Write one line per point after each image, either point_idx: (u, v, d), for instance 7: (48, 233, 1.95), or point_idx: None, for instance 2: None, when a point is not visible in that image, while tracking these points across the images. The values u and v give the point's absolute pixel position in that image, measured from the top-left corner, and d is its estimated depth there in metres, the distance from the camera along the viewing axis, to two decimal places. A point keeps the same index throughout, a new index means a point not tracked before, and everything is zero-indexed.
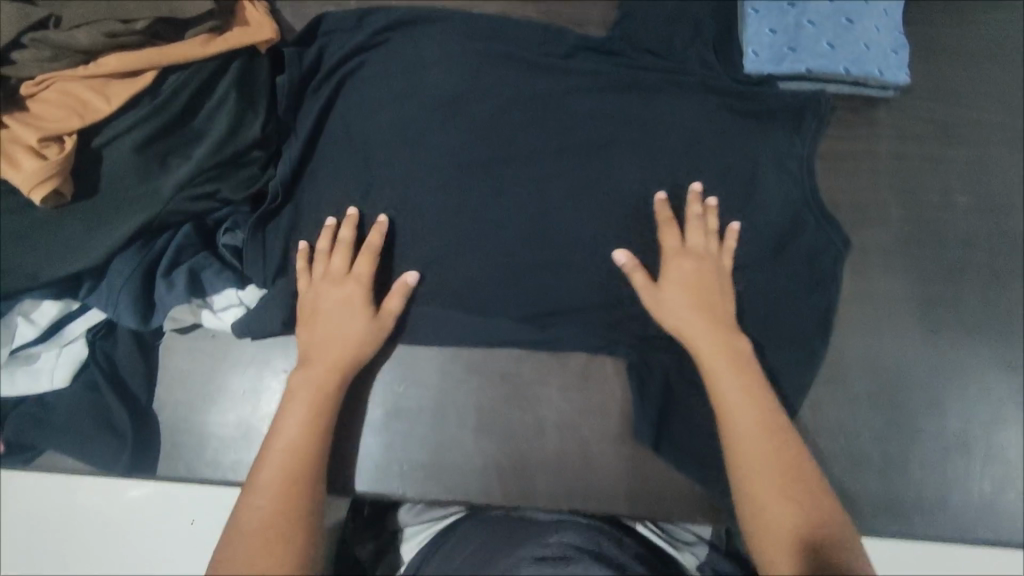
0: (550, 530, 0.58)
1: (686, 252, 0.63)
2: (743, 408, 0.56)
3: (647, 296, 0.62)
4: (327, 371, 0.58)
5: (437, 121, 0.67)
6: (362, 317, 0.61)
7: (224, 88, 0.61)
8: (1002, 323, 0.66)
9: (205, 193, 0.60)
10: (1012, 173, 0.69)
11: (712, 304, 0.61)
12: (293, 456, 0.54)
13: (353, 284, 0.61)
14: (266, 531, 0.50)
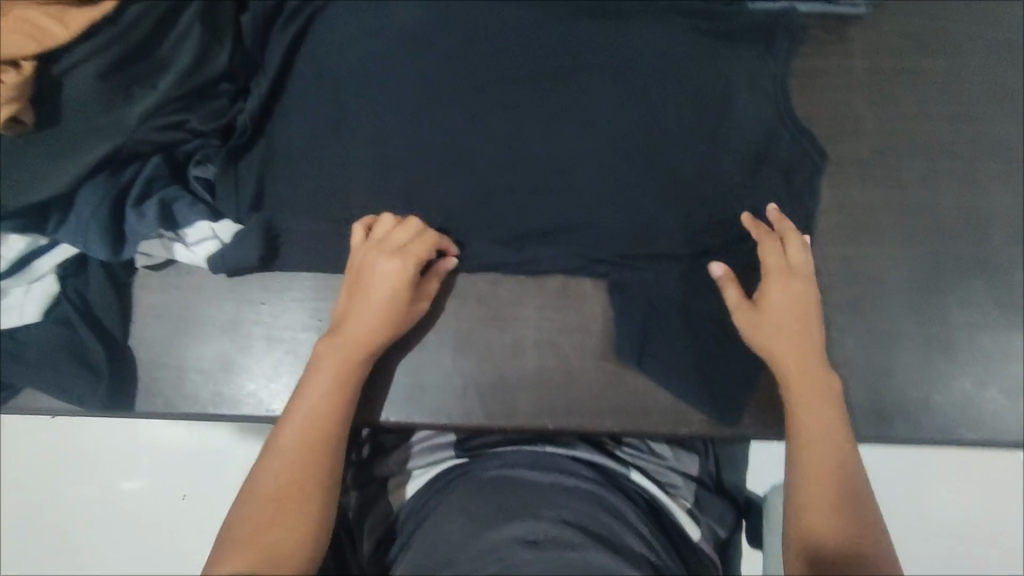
0: (547, 495, 0.53)
1: (789, 271, 0.59)
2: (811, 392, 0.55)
3: (740, 310, 0.59)
4: (356, 343, 0.56)
5: (404, 41, 0.66)
6: (404, 294, 0.58)
7: (189, 20, 0.60)
8: (979, 224, 0.66)
9: (172, 122, 0.60)
10: (984, 80, 0.70)
11: (808, 324, 0.58)
12: (316, 427, 0.52)
13: (402, 261, 0.58)
14: (278, 505, 0.49)
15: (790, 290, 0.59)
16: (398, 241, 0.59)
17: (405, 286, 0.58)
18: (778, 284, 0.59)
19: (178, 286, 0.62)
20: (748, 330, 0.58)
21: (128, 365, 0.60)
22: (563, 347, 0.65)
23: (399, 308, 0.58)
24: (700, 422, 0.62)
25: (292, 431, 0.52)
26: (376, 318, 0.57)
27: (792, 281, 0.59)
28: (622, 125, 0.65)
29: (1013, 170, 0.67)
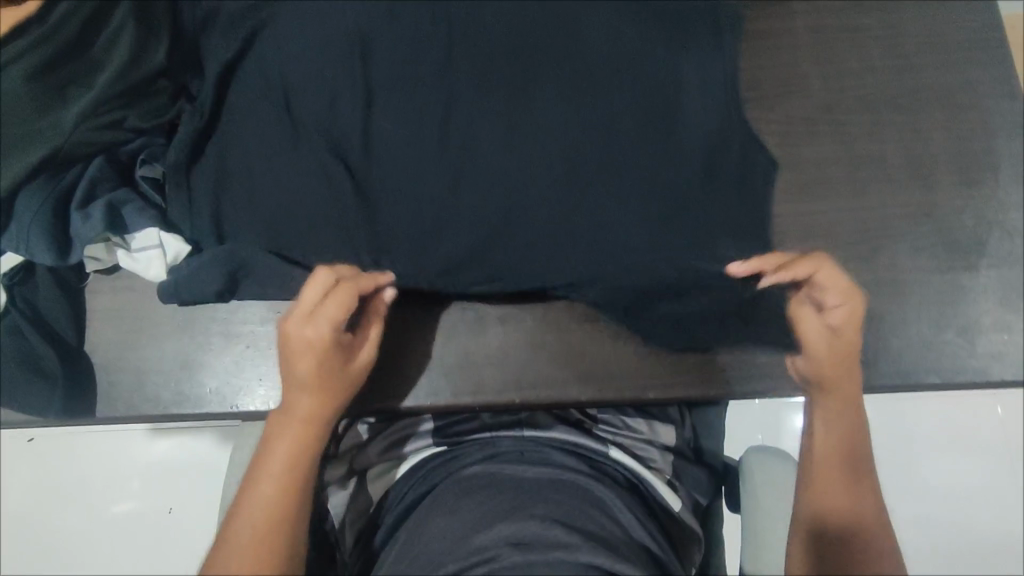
0: (534, 489, 0.53)
1: (849, 291, 0.59)
2: (841, 400, 0.60)
3: (819, 342, 0.59)
4: (297, 425, 0.55)
5: (347, 24, 0.65)
6: (332, 360, 0.56)
7: (122, 14, 0.59)
8: (926, 172, 0.67)
9: (111, 121, 0.60)
10: (923, 30, 0.71)
11: (853, 345, 0.60)
12: (265, 524, 0.52)
13: (323, 329, 0.55)
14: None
15: (853, 310, 0.59)
16: (314, 301, 0.55)
17: (334, 354, 0.56)
18: (845, 309, 0.59)
19: (132, 287, 0.61)
20: (821, 359, 0.60)
21: (84, 371, 0.59)
22: (526, 321, 0.65)
23: (335, 379, 0.56)
24: (664, 385, 0.64)
25: (243, 532, 0.52)
26: (312, 396, 0.55)
27: (851, 300, 0.59)
28: (571, 91, 0.64)
29: (957, 115, 0.69)
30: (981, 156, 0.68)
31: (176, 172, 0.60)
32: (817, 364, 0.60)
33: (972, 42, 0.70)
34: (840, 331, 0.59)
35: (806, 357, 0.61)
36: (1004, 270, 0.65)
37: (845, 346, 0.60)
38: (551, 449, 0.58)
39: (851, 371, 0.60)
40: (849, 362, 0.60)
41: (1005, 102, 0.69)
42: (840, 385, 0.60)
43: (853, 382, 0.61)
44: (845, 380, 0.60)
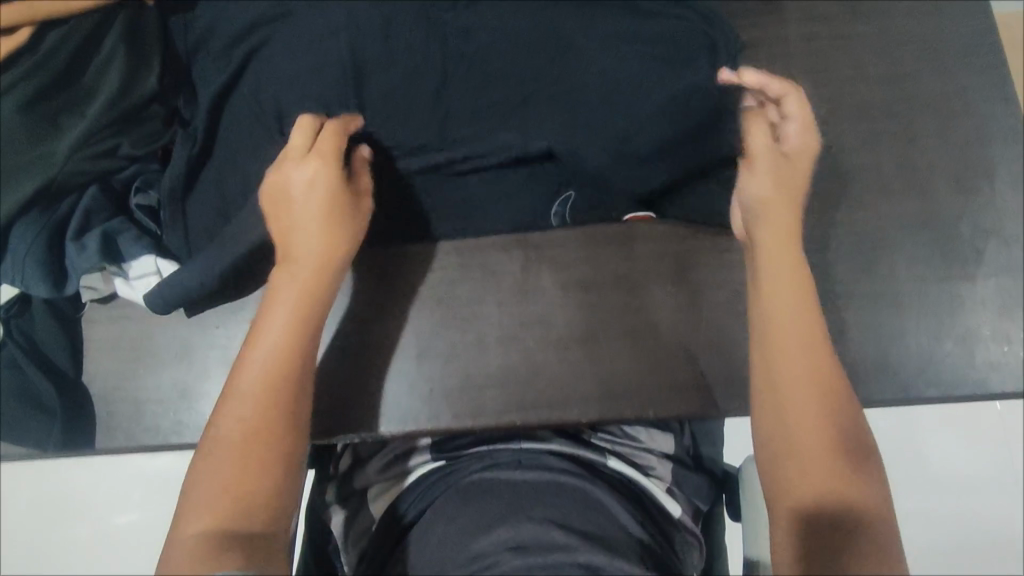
0: (531, 492, 0.52)
1: (808, 125, 0.61)
2: (800, 365, 0.50)
3: (765, 157, 0.59)
4: (309, 266, 0.54)
5: (339, 45, 0.65)
6: (329, 198, 0.56)
7: (113, 42, 0.60)
8: (922, 182, 0.67)
9: (105, 150, 0.59)
10: (918, 38, 0.71)
11: (802, 178, 0.60)
12: (263, 379, 0.49)
13: (316, 162, 0.56)
14: (239, 465, 0.46)
15: (804, 144, 0.60)
16: (302, 147, 0.57)
17: (333, 196, 0.56)
18: (798, 139, 0.60)
19: (128, 317, 0.60)
20: (770, 173, 0.59)
21: (83, 401, 0.59)
22: (526, 340, 0.64)
23: (340, 217, 0.56)
24: (664, 402, 0.62)
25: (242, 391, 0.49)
26: (311, 235, 0.55)
27: (807, 134, 0.60)
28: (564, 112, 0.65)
29: (952, 122, 0.68)
30: (976, 163, 0.67)
31: (171, 200, 0.61)
32: (766, 187, 0.58)
33: (967, 49, 0.70)
34: (790, 159, 0.60)
35: (762, 185, 0.59)
36: (1000, 279, 0.65)
37: (794, 177, 0.59)
38: (546, 455, 0.57)
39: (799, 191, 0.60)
40: (801, 300, 0.53)
41: (1000, 108, 0.69)
42: (787, 347, 0.51)
43: (811, 340, 0.51)
44: (793, 339, 0.51)
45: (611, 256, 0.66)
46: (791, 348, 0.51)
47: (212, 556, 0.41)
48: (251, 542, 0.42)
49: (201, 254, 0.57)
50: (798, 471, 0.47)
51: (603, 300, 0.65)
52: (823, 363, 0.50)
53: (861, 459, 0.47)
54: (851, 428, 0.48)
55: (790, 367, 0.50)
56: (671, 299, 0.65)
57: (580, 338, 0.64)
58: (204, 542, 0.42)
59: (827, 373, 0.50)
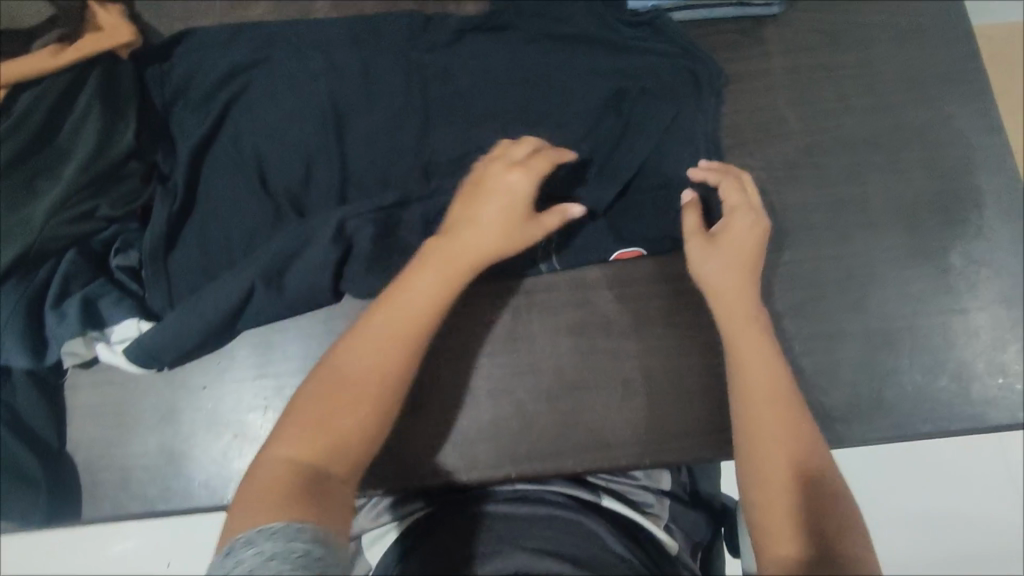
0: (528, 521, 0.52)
1: (746, 209, 0.60)
2: (764, 399, 0.53)
3: (695, 237, 0.60)
4: (466, 251, 0.54)
5: (319, 95, 0.65)
6: (508, 207, 0.56)
7: (87, 100, 0.59)
8: (911, 214, 0.67)
9: (82, 212, 0.58)
10: (902, 67, 0.70)
11: (750, 254, 0.59)
12: (385, 346, 0.50)
13: (518, 173, 0.57)
14: (330, 415, 0.48)
15: (742, 222, 0.60)
16: (518, 157, 0.58)
17: (514, 206, 0.56)
18: (734, 218, 0.60)
19: (112, 382, 0.59)
20: (711, 273, 0.59)
21: (68, 469, 0.58)
22: (518, 392, 0.63)
23: (507, 230, 0.56)
24: (661, 450, 0.61)
25: (364, 349, 0.50)
26: (481, 229, 0.55)
27: (739, 215, 0.60)
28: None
29: (938, 152, 0.68)
30: (963, 193, 0.67)
31: (152, 259, 0.59)
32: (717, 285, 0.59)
33: (951, 77, 0.70)
34: (726, 238, 0.59)
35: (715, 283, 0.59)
36: (992, 309, 0.65)
37: (737, 254, 0.59)
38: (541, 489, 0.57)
39: (746, 267, 0.59)
40: (757, 343, 0.55)
41: (984, 135, 0.68)
42: (748, 381, 0.54)
43: (770, 374, 0.54)
44: (757, 372, 0.54)
45: (601, 299, 0.64)
46: (752, 383, 0.54)
47: (286, 498, 0.43)
48: (322, 502, 0.44)
49: (175, 311, 0.57)
50: (769, 496, 0.49)
51: (595, 347, 0.63)
52: (784, 396, 0.53)
53: (827, 479, 0.49)
54: (815, 454, 0.51)
55: (754, 402, 0.53)
56: (662, 341, 0.63)
57: (572, 386, 0.62)
58: (285, 479, 0.44)
59: (786, 403, 0.52)
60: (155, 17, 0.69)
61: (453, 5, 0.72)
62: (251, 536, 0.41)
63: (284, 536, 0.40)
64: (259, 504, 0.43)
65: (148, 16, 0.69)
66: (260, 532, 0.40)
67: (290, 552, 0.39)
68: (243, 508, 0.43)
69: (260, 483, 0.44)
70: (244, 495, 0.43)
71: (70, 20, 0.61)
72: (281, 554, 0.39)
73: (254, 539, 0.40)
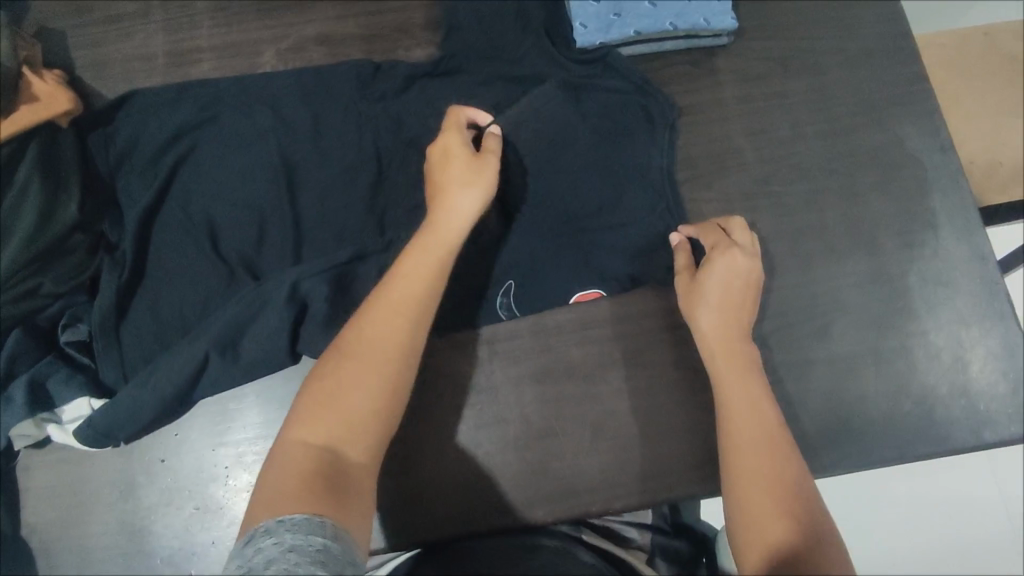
0: (509, 558, 0.53)
1: (736, 247, 0.61)
2: (751, 433, 0.54)
3: (682, 279, 0.62)
4: (444, 231, 0.57)
5: (268, 151, 0.63)
6: (459, 169, 0.59)
7: (25, 173, 0.57)
8: (868, 238, 0.67)
9: (26, 291, 0.57)
10: (851, 92, 0.71)
11: (736, 293, 0.60)
12: (389, 327, 0.53)
13: (452, 143, 0.60)
14: (338, 397, 0.50)
15: (730, 261, 0.60)
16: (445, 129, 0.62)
17: (460, 161, 0.59)
18: (717, 258, 0.60)
19: (66, 461, 0.58)
20: (698, 308, 0.60)
21: (24, 556, 0.56)
22: (485, 447, 0.61)
23: (462, 182, 0.58)
24: (631, 494, 0.60)
25: (370, 331, 0.52)
26: (446, 207, 0.57)
27: (727, 253, 0.60)
28: (504, 204, 0.65)
29: (892, 174, 0.69)
30: (917, 215, 0.68)
31: (103, 332, 0.58)
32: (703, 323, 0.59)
33: (898, 99, 0.71)
34: (713, 277, 0.60)
35: (706, 320, 0.59)
36: (950, 331, 0.65)
37: (723, 292, 0.60)
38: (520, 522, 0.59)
39: (734, 309, 0.59)
40: (744, 382, 0.57)
41: (936, 156, 0.69)
42: (736, 417, 0.55)
43: (757, 408, 0.55)
44: (744, 409, 0.55)
45: (565, 343, 0.63)
46: (739, 421, 0.55)
47: (310, 487, 0.45)
48: (343, 492, 0.46)
49: (129, 387, 0.55)
50: (758, 520, 0.50)
51: (561, 393, 0.62)
52: (773, 428, 0.54)
53: (807, 504, 0.50)
54: (800, 485, 0.51)
55: (743, 435, 0.54)
56: (627, 383, 0.62)
57: (539, 435, 0.61)
58: (306, 466, 0.46)
59: (773, 434, 0.54)
60: (98, 80, 0.68)
61: (403, 49, 0.71)
62: (273, 524, 0.42)
63: (304, 528, 0.42)
64: (283, 490, 0.45)
65: (91, 80, 0.68)
66: (280, 522, 0.42)
67: (307, 545, 0.40)
68: (262, 494, 0.46)
69: (279, 468, 0.47)
70: (270, 479, 0.46)
71: (4, 89, 0.57)
72: (300, 546, 0.40)
73: (275, 528, 0.42)
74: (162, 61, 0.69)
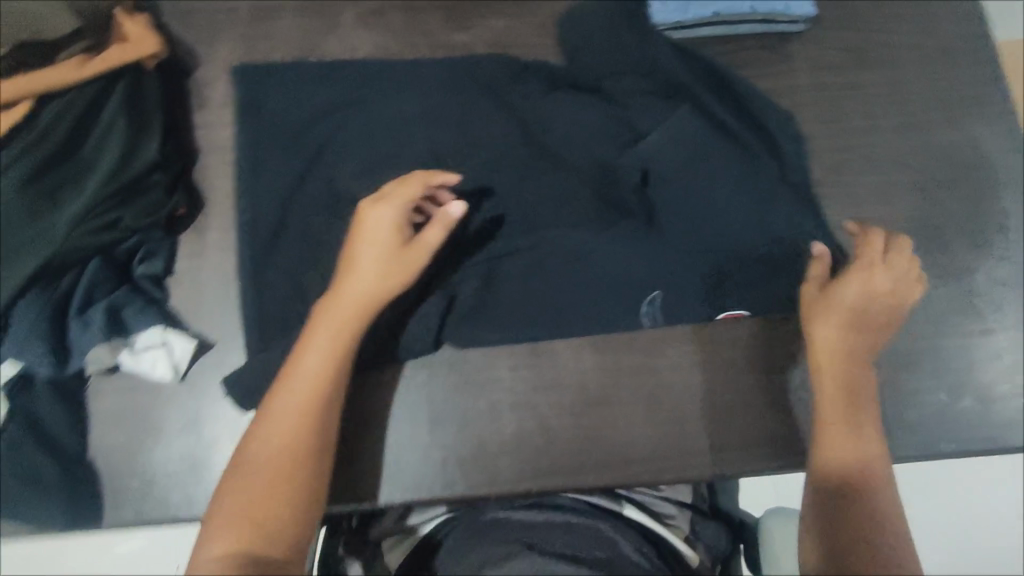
0: (549, 530, 0.52)
1: (886, 264, 0.61)
2: (843, 450, 0.54)
3: (811, 290, 0.61)
4: (355, 306, 0.55)
5: (349, 108, 0.65)
6: (388, 246, 0.56)
7: (112, 113, 0.59)
8: (935, 232, 0.67)
9: (105, 223, 0.57)
10: (928, 88, 0.70)
11: (885, 310, 0.59)
12: (294, 412, 0.51)
13: (392, 202, 0.56)
14: (258, 493, 0.49)
15: (873, 278, 0.60)
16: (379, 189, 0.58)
17: (388, 240, 0.56)
18: (857, 272, 0.60)
19: (133, 389, 0.59)
20: (834, 319, 0.59)
21: (87, 476, 0.57)
22: (540, 407, 0.61)
23: (388, 266, 0.56)
24: (683, 467, 0.60)
25: (274, 423, 0.51)
26: (362, 283, 0.55)
27: (881, 272, 0.60)
28: (578, 183, 0.63)
29: (966, 175, 0.68)
30: (988, 214, 0.67)
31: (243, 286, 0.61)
32: (837, 331, 0.58)
33: (976, 99, 0.70)
34: (850, 289, 0.59)
35: (842, 330, 0.58)
36: (1014, 333, 0.65)
37: (865, 305, 0.59)
38: (559, 495, 0.58)
39: (872, 325, 0.59)
40: (847, 406, 0.57)
41: (1010, 158, 0.68)
42: (834, 433, 0.55)
43: (856, 425, 0.55)
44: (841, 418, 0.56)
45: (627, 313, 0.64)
46: (837, 440, 0.55)
47: None
48: None
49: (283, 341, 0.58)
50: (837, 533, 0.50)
51: (620, 361, 0.62)
52: (866, 457, 0.54)
53: (876, 528, 0.50)
54: (880, 507, 0.51)
55: (832, 467, 0.54)
56: (684, 360, 0.63)
57: (596, 402, 0.61)
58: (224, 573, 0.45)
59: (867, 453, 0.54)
60: (179, 21, 0.68)
61: (481, 17, 0.70)
62: None
63: None
64: None
65: (174, 23, 0.68)
66: None
67: None
68: None
69: None
70: None
71: None
72: None
73: None
74: (245, 13, 0.69)
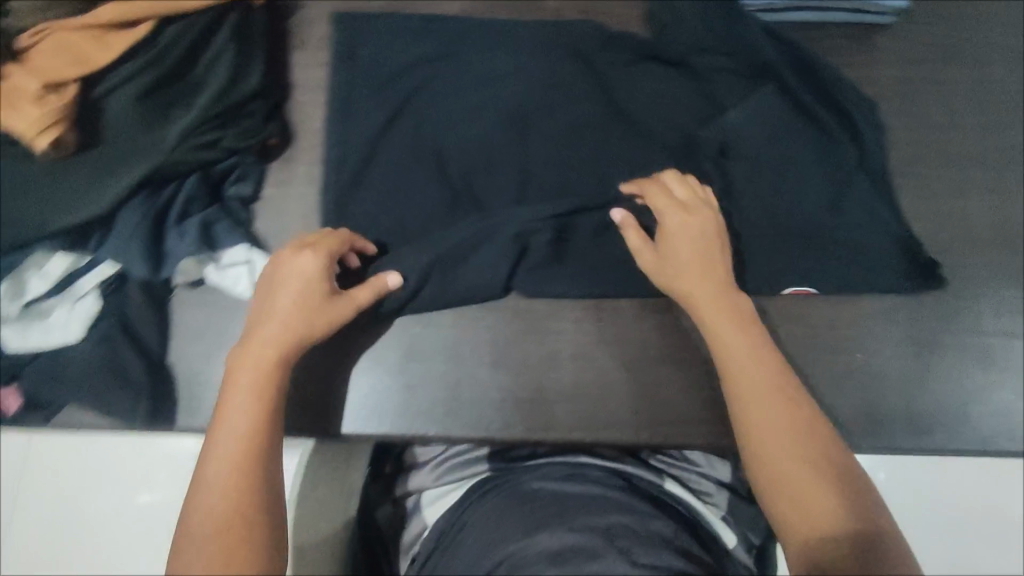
0: (579, 501, 0.50)
1: (698, 203, 0.59)
2: (775, 428, 0.47)
3: (646, 255, 0.58)
4: (279, 345, 0.51)
5: (441, 59, 0.68)
6: (318, 293, 0.54)
7: (223, 40, 0.62)
8: (1010, 233, 0.67)
9: (207, 141, 0.60)
10: (1013, 90, 0.70)
11: (711, 253, 0.57)
12: (233, 454, 0.45)
13: (316, 253, 0.55)
14: (217, 545, 0.41)
15: (698, 222, 0.58)
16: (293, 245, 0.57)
17: (313, 289, 0.54)
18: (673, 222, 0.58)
19: (216, 302, 0.62)
20: (684, 274, 0.56)
21: (168, 380, 0.61)
22: (600, 361, 0.62)
23: (314, 315, 0.53)
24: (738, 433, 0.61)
25: (215, 476, 0.44)
26: (282, 326, 0.52)
27: (705, 216, 0.58)
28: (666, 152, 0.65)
29: None
30: None
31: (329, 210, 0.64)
32: (693, 279, 0.56)
33: None
34: (676, 242, 0.57)
35: (689, 279, 0.56)
36: None
37: (703, 254, 0.57)
38: (590, 467, 0.56)
39: (713, 271, 0.57)
40: (761, 367, 0.51)
41: None
42: (758, 417, 0.48)
43: (782, 394, 0.49)
44: (755, 373, 0.50)
45: None
46: (759, 424, 0.48)
47: None
48: None
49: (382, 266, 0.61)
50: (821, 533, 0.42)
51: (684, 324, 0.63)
52: (803, 419, 0.48)
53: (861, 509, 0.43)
54: (853, 481, 0.45)
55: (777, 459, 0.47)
56: None
57: (657, 361, 0.62)
58: None
59: (801, 419, 0.48)
60: None
61: None
62: None
63: None
64: None
65: None
66: None
67: None
68: None
69: None
70: None
71: None
72: None
73: None
74: None
